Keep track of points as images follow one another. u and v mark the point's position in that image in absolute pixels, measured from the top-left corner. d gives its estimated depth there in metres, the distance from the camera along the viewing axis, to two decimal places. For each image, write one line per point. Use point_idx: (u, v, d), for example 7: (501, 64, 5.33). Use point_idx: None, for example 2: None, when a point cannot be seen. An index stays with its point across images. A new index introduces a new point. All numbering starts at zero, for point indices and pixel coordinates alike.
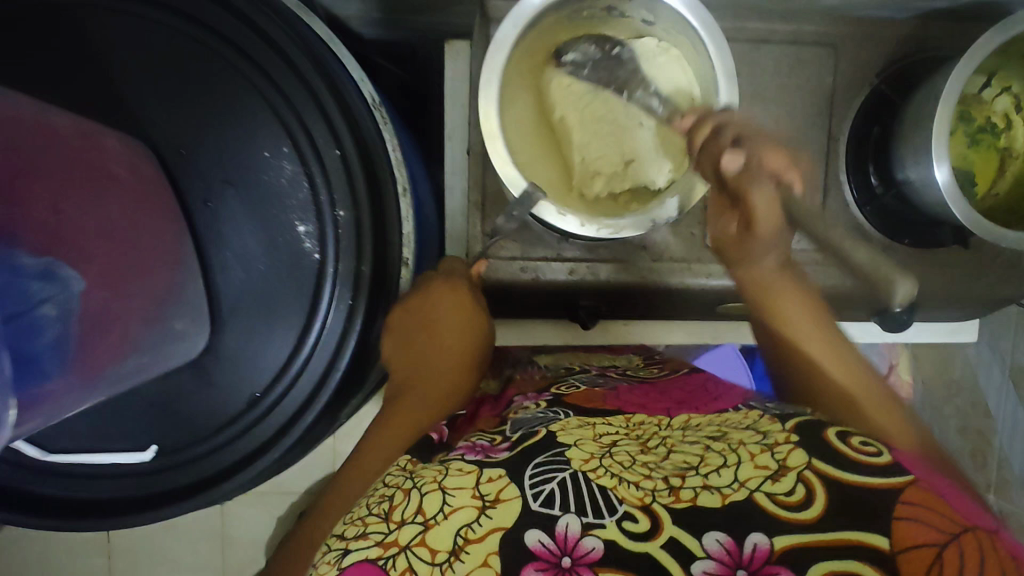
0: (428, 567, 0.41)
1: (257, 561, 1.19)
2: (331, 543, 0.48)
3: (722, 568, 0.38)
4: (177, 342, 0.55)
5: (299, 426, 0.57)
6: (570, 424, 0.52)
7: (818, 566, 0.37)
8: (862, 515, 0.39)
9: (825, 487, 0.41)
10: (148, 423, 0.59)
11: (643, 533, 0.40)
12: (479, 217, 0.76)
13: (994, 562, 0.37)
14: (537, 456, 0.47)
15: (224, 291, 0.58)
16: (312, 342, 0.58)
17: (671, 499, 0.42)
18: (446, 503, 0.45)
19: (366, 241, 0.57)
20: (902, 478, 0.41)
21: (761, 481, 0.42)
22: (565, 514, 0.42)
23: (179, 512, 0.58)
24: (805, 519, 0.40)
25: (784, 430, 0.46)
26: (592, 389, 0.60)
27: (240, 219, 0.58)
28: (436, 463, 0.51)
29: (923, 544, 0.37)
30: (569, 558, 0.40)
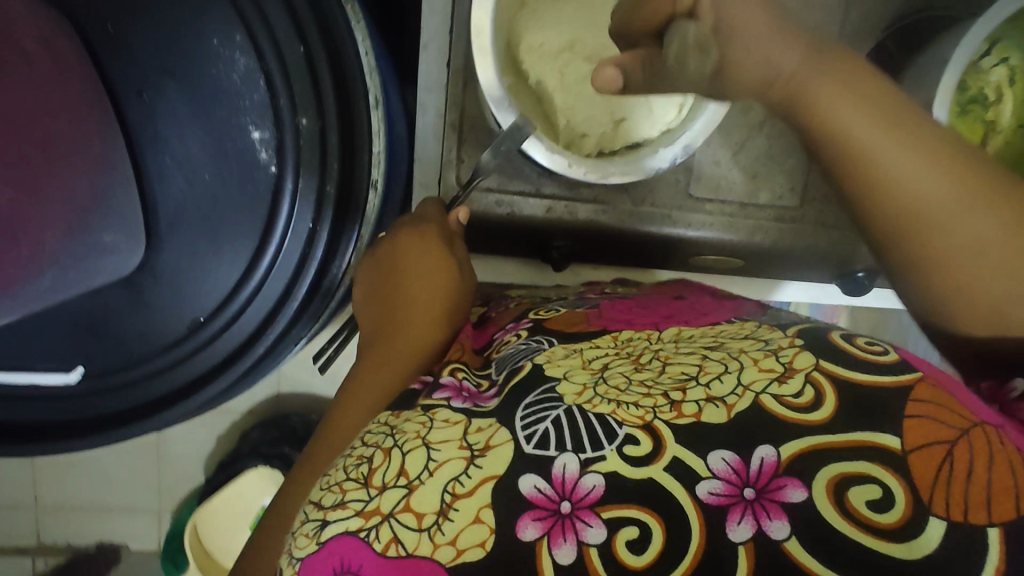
0: (416, 535, 0.37)
1: (195, 478, 1.16)
2: (306, 511, 0.42)
3: (728, 488, 0.36)
4: (108, 256, 0.49)
5: (251, 355, 0.54)
6: (557, 355, 0.47)
7: (828, 469, 0.35)
8: (872, 411, 0.36)
9: (834, 385, 0.38)
10: (71, 345, 0.53)
11: (644, 456, 0.37)
12: (456, 142, 0.70)
13: (1005, 454, 0.34)
14: (527, 395, 0.43)
15: (162, 200, 0.51)
16: (264, 269, 0.52)
17: (673, 415, 0.39)
18: (431, 460, 0.40)
19: (332, 157, 0.51)
20: (907, 375, 0.38)
21: (767, 383, 0.39)
22: (563, 453, 0.38)
23: (114, 440, 0.55)
24: (812, 420, 0.37)
25: (787, 336, 0.43)
26: (573, 313, 0.55)
27: (182, 116, 0.49)
28: (419, 412, 0.44)
29: (933, 441, 0.35)
30: (568, 504, 0.36)
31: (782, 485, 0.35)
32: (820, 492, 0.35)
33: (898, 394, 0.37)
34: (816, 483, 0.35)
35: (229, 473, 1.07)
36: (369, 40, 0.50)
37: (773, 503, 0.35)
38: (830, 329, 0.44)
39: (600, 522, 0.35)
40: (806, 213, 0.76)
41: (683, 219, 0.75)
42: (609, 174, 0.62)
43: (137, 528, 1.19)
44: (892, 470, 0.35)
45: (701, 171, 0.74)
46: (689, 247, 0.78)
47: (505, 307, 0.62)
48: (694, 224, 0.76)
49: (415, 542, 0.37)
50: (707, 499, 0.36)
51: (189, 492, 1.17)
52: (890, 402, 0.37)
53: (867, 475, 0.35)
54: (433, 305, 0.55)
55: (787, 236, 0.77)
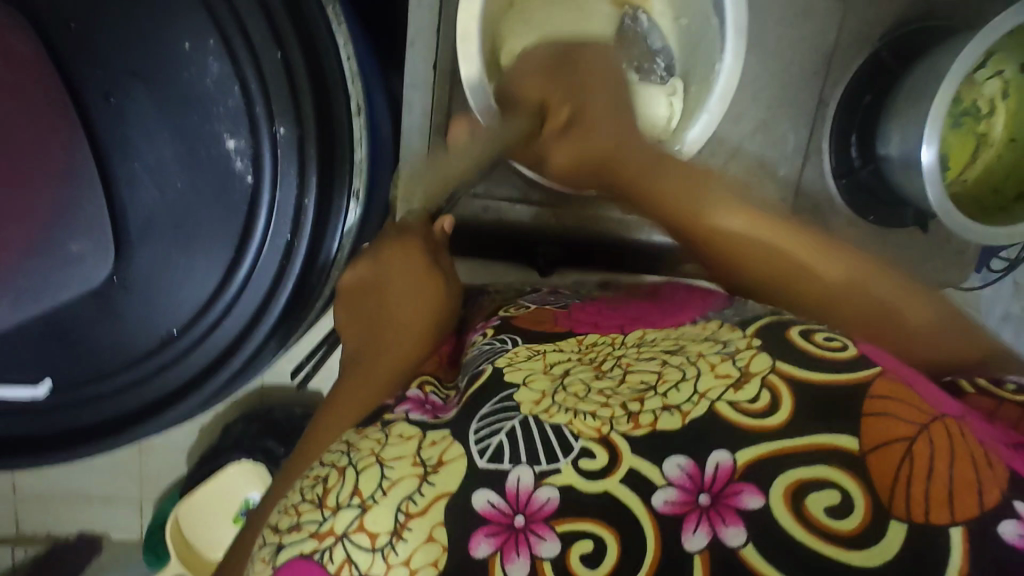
0: (369, 556, 0.35)
1: (176, 469, 1.14)
2: (265, 535, 0.41)
3: (683, 495, 0.33)
4: (78, 265, 0.48)
5: (227, 370, 0.52)
6: (519, 356, 0.45)
7: (783, 476, 0.32)
8: (827, 415, 0.34)
9: (791, 393, 0.35)
10: (38, 355, 0.51)
11: (598, 470, 0.35)
12: (442, 144, 0.68)
13: (964, 448, 0.32)
14: (485, 405, 0.40)
15: (132, 210, 0.49)
16: (241, 278, 0.51)
17: (630, 427, 0.36)
18: (384, 478, 0.37)
19: (311, 168, 0.49)
20: (866, 371, 0.36)
21: (723, 390, 0.37)
22: (516, 466, 0.36)
23: (86, 454, 0.54)
24: (765, 425, 0.34)
25: (744, 336, 0.40)
26: (543, 311, 0.53)
27: (152, 123, 0.47)
28: (377, 428, 0.42)
29: (890, 439, 0.33)
30: (522, 517, 0.34)
31: (738, 491, 0.32)
32: (776, 497, 0.32)
33: (841, 395, 0.35)
34: (773, 489, 0.32)
35: (208, 467, 1.05)
36: (351, 45, 0.48)
37: (729, 508, 0.32)
38: (789, 323, 0.42)
39: (554, 536, 0.33)
40: None
41: None
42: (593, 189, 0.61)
43: (116, 519, 1.17)
44: (849, 473, 0.32)
45: None
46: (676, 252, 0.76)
47: (479, 306, 0.61)
48: None
49: (369, 562, 0.35)
50: (663, 508, 0.33)
51: (169, 483, 1.15)
52: (846, 400, 0.34)
53: (827, 479, 0.32)
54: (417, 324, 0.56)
55: None
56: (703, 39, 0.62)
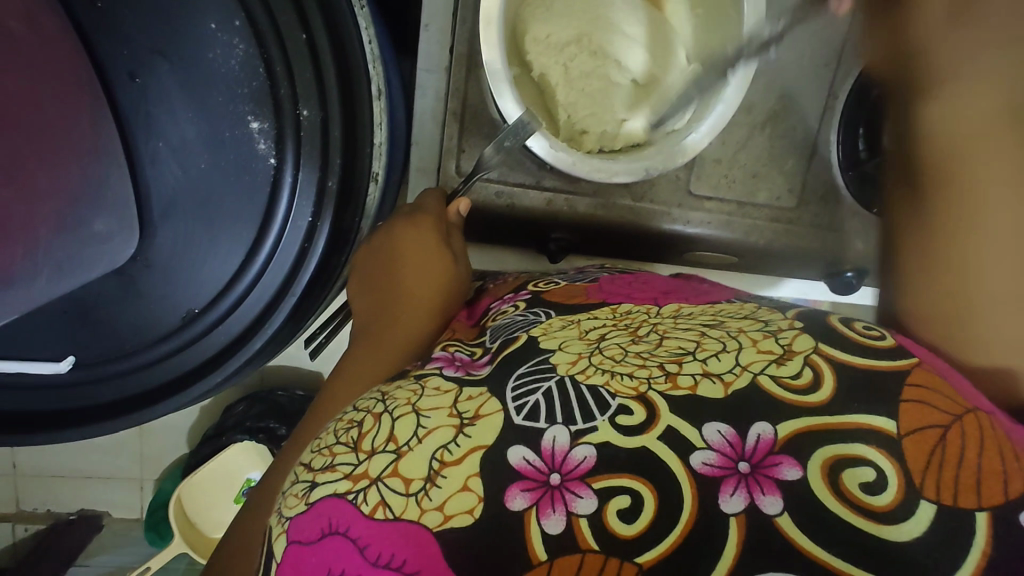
0: (402, 500, 0.35)
1: (180, 449, 1.15)
2: (297, 473, 0.42)
3: (722, 461, 0.34)
4: (101, 245, 0.47)
5: (247, 351, 0.52)
6: (554, 326, 0.45)
7: (824, 450, 0.34)
8: (866, 396, 0.36)
9: (832, 369, 0.37)
10: (61, 331, 0.52)
11: (638, 426, 0.36)
12: (457, 129, 0.69)
13: (997, 442, 0.34)
14: (520, 366, 0.41)
15: (155, 189, 0.49)
16: (262, 259, 0.51)
17: (667, 386, 0.38)
18: (421, 427, 0.38)
19: (334, 150, 0.49)
20: (904, 361, 0.38)
21: (765, 365, 0.38)
22: (552, 426, 0.37)
23: (102, 433, 0.54)
24: (811, 402, 0.36)
25: (786, 319, 0.42)
26: (573, 286, 0.52)
27: (175, 103, 0.47)
28: (410, 380, 0.43)
29: (928, 426, 0.34)
30: (558, 475, 0.35)
31: (777, 463, 0.34)
32: (815, 469, 0.33)
33: (892, 377, 0.37)
34: (812, 463, 0.34)
35: (212, 447, 1.05)
36: (372, 29, 0.47)
37: (766, 478, 0.33)
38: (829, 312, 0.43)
39: (591, 493, 0.34)
40: (803, 214, 0.76)
41: (682, 216, 0.75)
42: (614, 176, 0.60)
43: (119, 497, 1.18)
44: (887, 454, 0.34)
45: (702, 168, 0.74)
46: (685, 243, 0.77)
47: (504, 280, 0.60)
48: (691, 223, 0.75)
49: (402, 506, 0.35)
50: (701, 470, 0.34)
51: (173, 463, 1.16)
52: (887, 381, 0.36)
53: (862, 458, 0.34)
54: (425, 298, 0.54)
55: (783, 235, 0.76)
56: (717, 30, 0.63)
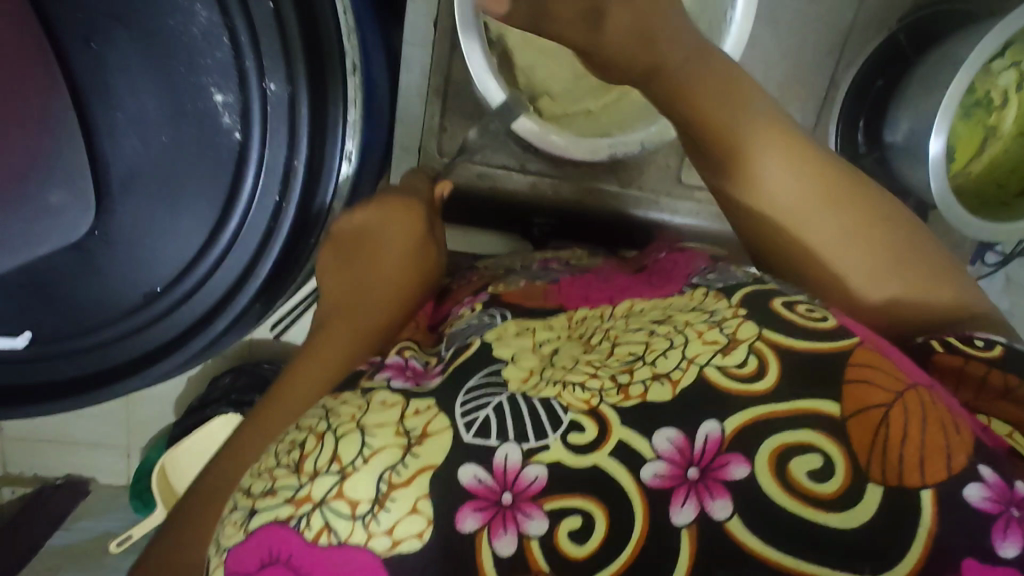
0: (348, 523, 0.35)
1: (166, 418, 1.15)
2: (235, 499, 0.40)
3: (671, 470, 0.34)
4: (63, 214, 0.47)
5: (207, 334, 0.50)
6: (508, 332, 0.45)
7: (773, 440, 0.34)
8: (813, 382, 0.36)
9: (778, 359, 0.37)
10: (14, 306, 0.50)
11: (587, 444, 0.36)
12: (440, 108, 0.66)
13: (936, 416, 0.34)
14: (471, 379, 0.40)
15: (113, 161, 0.47)
16: (229, 236, 0.49)
17: (619, 399, 0.37)
18: (365, 446, 0.37)
19: (303, 128, 0.47)
20: (845, 342, 0.38)
21: (710, 356, 0.38)
22: (503, 444, 0.36)
23: (68, 406, 0.53)
24: (755, 389, 0.36)
25: (731, 306, 0.41)
26: (532, 287, 0.53)
27: (134, 72, 0.45)
28: (357, 395, 0.41)
29: (872, 406, 0.35)
30: (509, 495, 0.34)
31: (726, 462, 0.34)
32: (762, 465, 0.34)
33: (840, 359, 0.37)
34: (760, 457, 0.34)
35: (195, 418, 1.05)
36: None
37: (715, 481, 0.34)
38: (771, 291, 0.43)
39: (541, 514, 0.34)
40: None
41: (670, 205, 0.73)
42: (604, 153, 0.61)
43: (106, 462, 1.18)
44: (835, 439, 0.34)
45: None
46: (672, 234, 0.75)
47: (467, 278, 0.59)
48: (679, 213, 0.73)
49: (349, 530, 0.35)
50: (651, 482, 0.34)
51: (158, 431, 1.16)
52: (831, 366, 0.36)
53: (810, 445, 0.34)
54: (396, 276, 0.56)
55: None
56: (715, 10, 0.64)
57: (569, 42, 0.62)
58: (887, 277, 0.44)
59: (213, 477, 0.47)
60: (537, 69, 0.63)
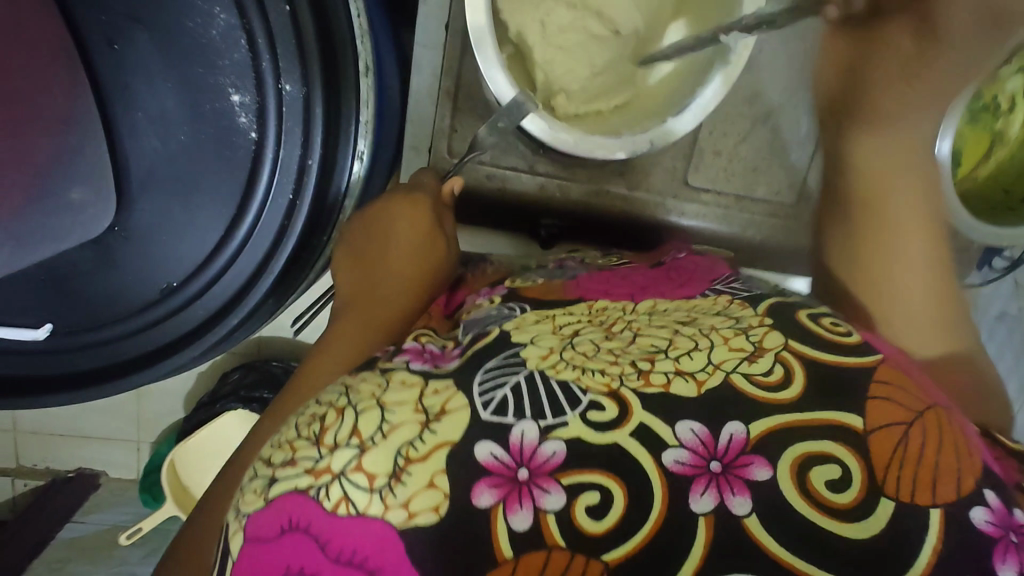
0: (366, 496, 0.36)
1: (176, 413, 1.17)
2: (256, 467, 0.41)
3: (694, 458, 0.35)
4: (78, 213, 0.47)
5: (222, 328, 0.51)
6: (528, 321, 0.46)
7: (792, 449, 0.35)
8: (840, 394, 0.37)
9: (802, 365, 0.39)
10: (38, 299, 0.51)
11: (609, 422, 0.36)
12: (451, 108, 0.67)
13: (953, 441, 0.36)
14: (489, 360, 0.41)
15: (133, 159, 0.48)
16: (243, 232, 0.50)
17: (641, 383, 0.38)
18: (386, 421, 0.38)
19: (316, 127, 0.48)
20: (871, 358, 0.40)
21: (737, 362, 0.39)
22: (521, 421, 0.37)
23: (87, 397, 0.54)
24: (782, 399, 0.37)
25: (757, 315, 0.44)
26: (550, 283, 0.53)
27: (154, 72, 0.46)
28: (376, 373, 0.42)
29: (892, 423, 0.36)
30: (525, 470, 0.35)
31: (748, 463, 0.35)
32: (784, 469, 0.35)
33: (862, 373, 0.38)
34: (782, 465, 0.35)
35: (205, 414, 1.06)
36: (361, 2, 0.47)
37: (737, 478, 0.34)
38: (801, 307, 0.45)
39: (559, 488, 0.34)
40: (800, 211, 0.74)
41: (677, 207, 0.74)
42: (619, 150, 0.61)
43: (117, 456, 1.20)
44: (853, 452, 0.35)
45: (700, 159, 0.72)
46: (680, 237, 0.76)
47: (483, 271, 0.60)
48: (686, 214, 0.74)
49: (367, 502, 0.35)
50: (673, 468, 0.35)
51: (169, 426, 1.18)
52: (855, 380, 0.38)
53: (829, 455, 0.35)
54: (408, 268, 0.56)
55: (779, 234, 0.74)
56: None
57: (575, 43, 0.64)
58: (931, 342, 0.51)
59: (240, 459, 0.50)
60: (549, 61, 0.64)
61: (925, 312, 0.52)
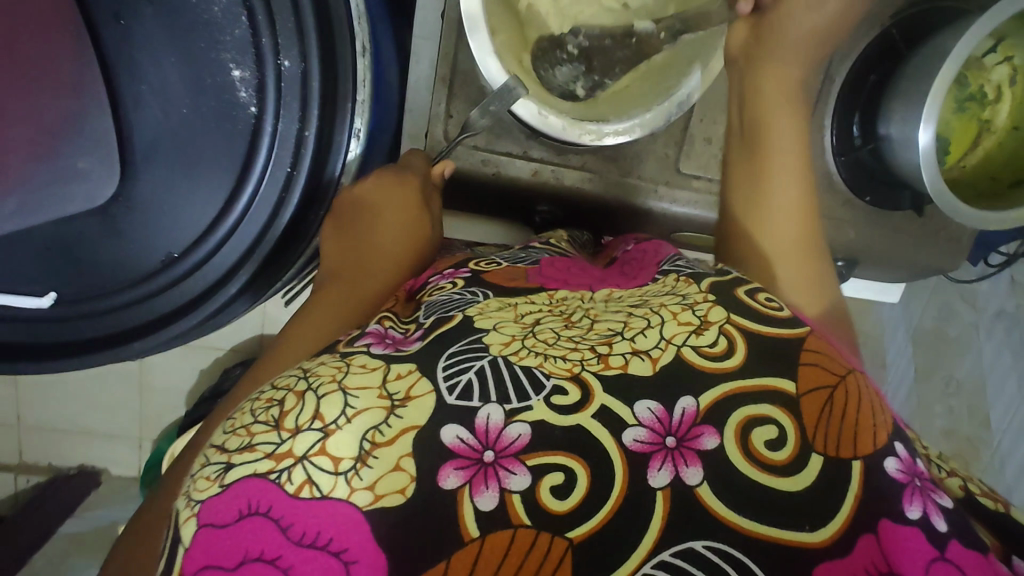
0: (331, 478, 0.36)
1: (177, 409, 1.18)
2: (207, 455, 0.41)
3: (653, 436, 0.37)
4: (83, 182, 0.49)
5: (222, 296, 0.53)
6: (489, 307, 0.47)
7: (739, 413, 0.38)
8: (773, 362, 0.40)
9: (743, 336, 0.41)
10: (44, 266, 0.52)
11: (573, 404, 0.38)
12: (446, 94, 0.69)
13: (869, 399, 0.40)
14: (451, 346, 0.43)
15: (138, 130, 0.50)
16: (244, 202, 0.52)
17: (600, 367, 0.40)
18: (349, 406, 0.39)
19: (314, 101, 0.50)
20: (801, 328, 0.42)
21: (686, 336, 0.41)
22: (486, 404, 0.38)
23: (86, 364, 0.54)
24: (726, 367, 0.39)
25: (700, 291, 0.45)
26: (513, 268, 0.53)
27: (158, 45, 0.49)
28: (335, 357, 0.44)
29: (819, 386, 0.39)
30: (491, 453, 0.37)
31: (699, 434, 0.37)
32: (729, 435, 0.37)
33: (796, 343, 0.41)
34: (727, 430, 0.37)
35: (206, 408, 1.07)
36: None
37: (690, 450, 0.37)
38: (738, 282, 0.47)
39: (524, 470, 0.36)
40: None
41: (668, 193, 0.75)
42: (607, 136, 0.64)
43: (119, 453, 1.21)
44: (788, 413, 0.38)
45: (691, 146, 0.74)
46: (672, 222, 0.78)
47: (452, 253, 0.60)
48: (677, 202, 0.75)
49: (331, 484, 0.36)
50: (633, 446, 0.37)
51: (170, 422, 1.19)
52: (792, 351, 0.41)
53: (768, 417, 0.38)
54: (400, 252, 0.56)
55: None
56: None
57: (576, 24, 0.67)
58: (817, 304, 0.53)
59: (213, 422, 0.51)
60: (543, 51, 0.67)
61: (805, 263, 0.54)
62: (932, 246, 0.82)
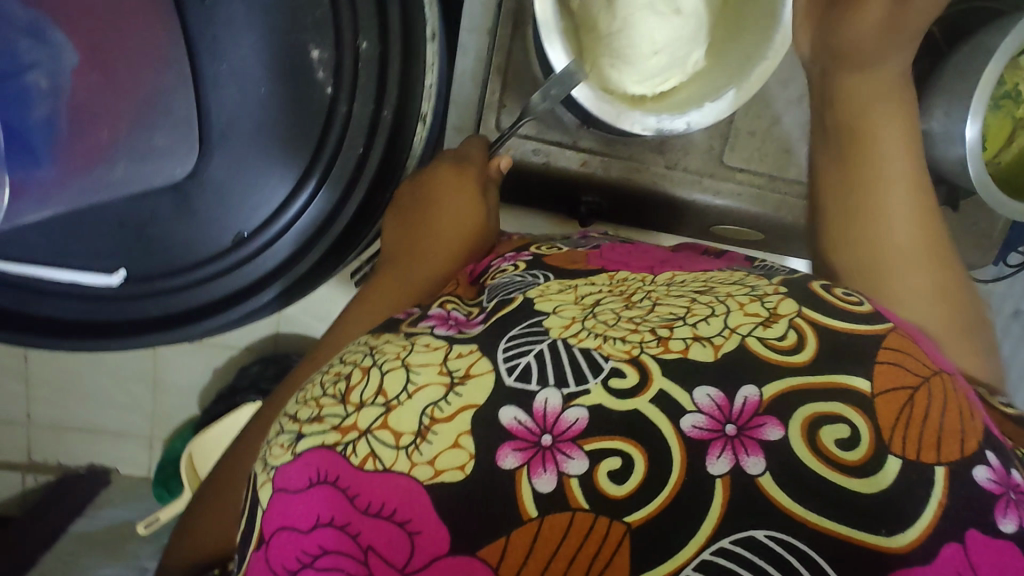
0: (393, 453, 0.37)
1: (190, 408, 1.14)
2: (281, 424, 0.42)
3: (711, 422, 0.36)
4: (163, 158, 0.54)
5: (293, 272, 0.56)
6: (551, 287, 0.46)
7: (803, 409, 0.36)
8: (847, 357, 0.38)
9: (816, 331, 0.39)
10: (118, 243, 0.56)
11: (630, 389, 0.38)
12: (500, 84, 0.70)
13: (956, 403, 0.37)
14: (513, 328, 0.42)
15: (214, 110, 0.55)
16: (312, 187, 0.55)
17: (660, 350, 0.39)
18: (411, 382, 0.40)
19: (392, 82, 0.52)
20: (881, 325, 0.40)
21: (752, 327, 0.40)
22: (544, 388, 0.38)
23: (150, 341, 0.57)
24: (796, 362, 0.38)
25: (772, 283, 0.43)
26: (575, 251, 0.54)
27: (241, 28, 0.53)
28: (400, 336, 0.44)
29: (899, 386, 0.37)
30: (549, 437, 0.36)
31: (761, 423, 0.36)
32: (794, 429, 0.36)
33: (872, 342, 0.39)
34: (794, 423, 0.36)
35: (224, 405, 1.05)
36: None
37: (750, 438, 0.36)
38: (808, 277, 0.45)
39: (581, 454, 0.36)
40: None
41: (713, 185, 0.75)
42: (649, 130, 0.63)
43: (129, 452, 1.16)
44: (861, 411, 0.36)
45: (735, 138, 0.75)
46: (715, 214, 0.78)
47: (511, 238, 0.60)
48: (722, 193, 0.75)
49: (393, 458, 0.37)
50: (690, 432, 0.36)
51: (184, 420, 1.15)
52: (869, 346, 0.38)
53: (839, 415, 0.36)
54: (454, 241, 0.55)
55: None
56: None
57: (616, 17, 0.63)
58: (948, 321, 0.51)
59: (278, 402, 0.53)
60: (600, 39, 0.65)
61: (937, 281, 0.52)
62: (962, 241, 0.83)
